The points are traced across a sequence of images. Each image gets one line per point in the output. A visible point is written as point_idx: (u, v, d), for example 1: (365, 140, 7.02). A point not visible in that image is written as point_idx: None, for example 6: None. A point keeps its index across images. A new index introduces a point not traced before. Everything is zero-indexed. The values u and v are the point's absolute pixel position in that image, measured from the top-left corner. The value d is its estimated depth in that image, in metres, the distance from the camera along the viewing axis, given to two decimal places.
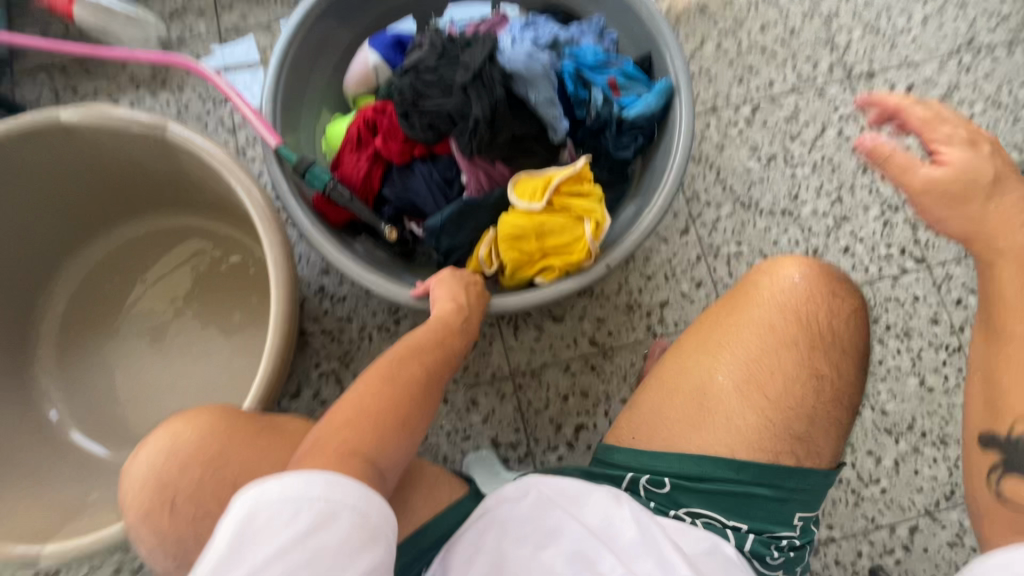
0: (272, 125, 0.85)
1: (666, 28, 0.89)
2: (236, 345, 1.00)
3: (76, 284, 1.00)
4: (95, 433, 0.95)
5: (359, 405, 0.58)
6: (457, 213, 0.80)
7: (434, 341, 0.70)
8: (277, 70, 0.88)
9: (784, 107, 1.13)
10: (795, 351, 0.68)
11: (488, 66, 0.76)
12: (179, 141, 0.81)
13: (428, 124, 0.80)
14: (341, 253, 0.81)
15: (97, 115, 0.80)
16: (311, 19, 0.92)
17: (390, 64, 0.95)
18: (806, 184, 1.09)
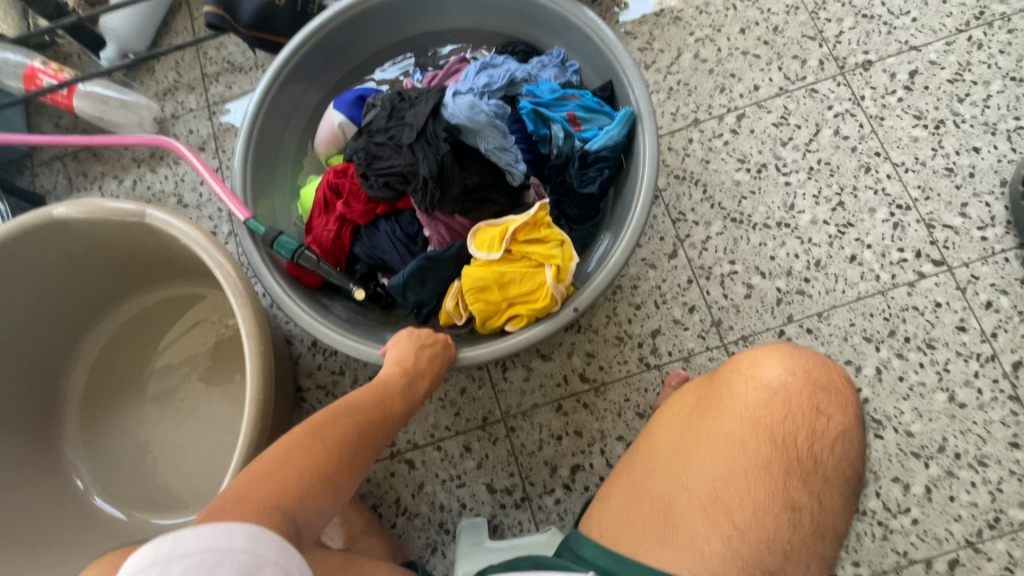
0: (244, 198, 0.88)
1: (623, 54, 0.87)
2: (238, 405, 1.04)
3: (94, 357, 1.08)
4: (114, 496, 1.01)
5: (285, 462, 0.57)
6: (418, 269, 0.80)
7: (374, 404, 0.69)
8: (246, 141, 0.90)
9: (772, 111, 1.07)
10: (769, 476, 0.65)
11: (432, 122, 0.76)
12: (158, 225, 0.86)
13: (384, 184, 0.80)
14: (313, 317, 0.83)
15: (89, 209, 0.86)
16: (278, 86, 0.94)
17: (355, 122, 0.96)
18: (802, 191, 1.02)
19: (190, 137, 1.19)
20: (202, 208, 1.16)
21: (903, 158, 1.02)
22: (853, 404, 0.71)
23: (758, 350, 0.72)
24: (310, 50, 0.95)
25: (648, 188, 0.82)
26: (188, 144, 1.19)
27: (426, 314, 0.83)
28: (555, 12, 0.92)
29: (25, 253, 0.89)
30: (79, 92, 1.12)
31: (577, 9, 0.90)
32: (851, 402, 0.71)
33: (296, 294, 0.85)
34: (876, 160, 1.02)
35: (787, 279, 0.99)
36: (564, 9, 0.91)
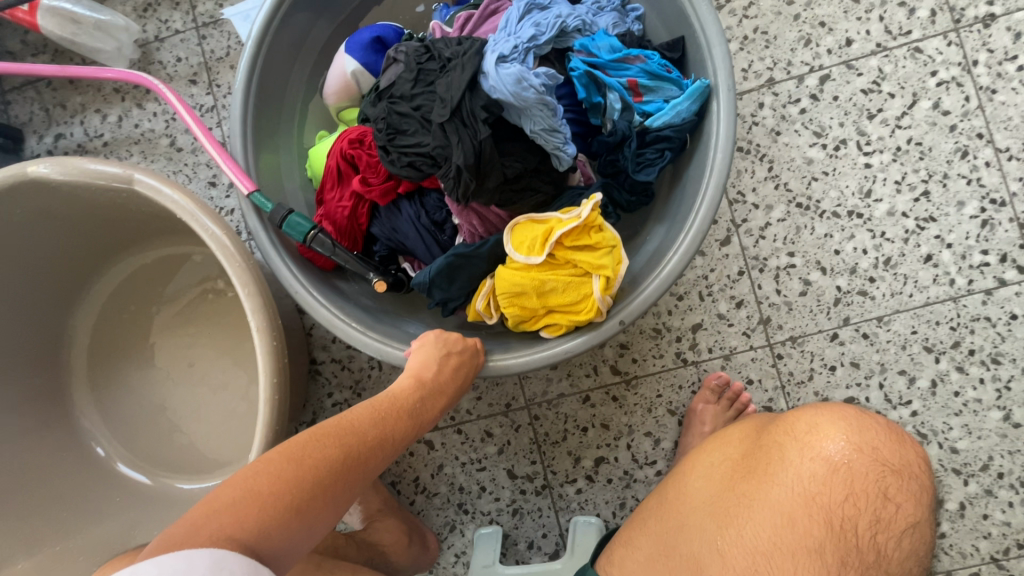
0: (246, 164, 0.77)
1: (704, 4, 0.69)
2: (251, 374, 1.00)
3: (97, 314, 1.02)
4: (137, 461, 1.00)
5: (252, 488, 0.50)
6: (446, 266, 0.71)
7: (374, 421, 0.61)
8: (245, 90, 0.76)
9: (863, 73, 0.90)
10: (821, 562, 0.61)
11: (469, 97, 0.63)
12: (148, 193, 0.76)
13: (409, 163, 0.68)
14: (329, 308, 0.75)
15: (74, 172, 0.76)
16: (279, 18, 0.78)
17: (371, 71, 0.81)
18: (883, 176, 0.89)
19: (177, 65, 1.03)
20: (198, 154, 1.03)
21: (1008, 143, 0.87)
22: (924, 494, 0.66)
23: (825, 414, 0.67)
24: None
25: (719, 176, 0.68)
26: (176, 74, 1.03)
27: (451, 308, 0.75)
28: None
29: (5, 213, 0.80)
30: (42, 7, 0.95)
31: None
32: (923, 490, 0.67)
33: (310, 281, 0.77)
34: (977, 143, 0.88)
35: (849, 277, 0.89)
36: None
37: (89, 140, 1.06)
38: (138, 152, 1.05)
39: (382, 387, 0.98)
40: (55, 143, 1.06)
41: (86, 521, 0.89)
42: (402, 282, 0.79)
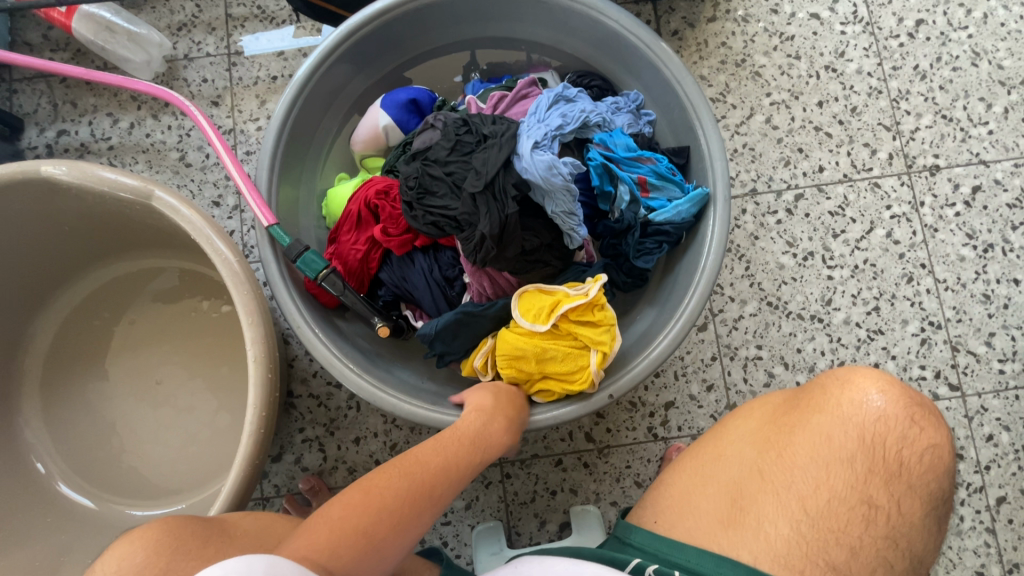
0: (267, 196, 0.79)
1: (711, 125, 0.80)
2: (222, 399, 0.97)
3: (65, 316, 0.97)
4: (79, 480, 0.94)
5: (327, 516, 0.56)
6: (454, 322, 0.75)
7: (436, 452, 0.65)
8: (278, 130, 0.80)
9: (831, 197, 1.03)
10: (851, 471, 0.64)
11: (502, 174, 0.71)
12: (165, 210, 0.75)
13: (432, 222, 0.74)
14: (330, 347, 0.75)
15: (88, 177, 0.74)
16: (322, 69, 0.83)
17: (402, 127, 0.87)
18: (842, 288, 1.00)
19: (202, 86, 1.06)
20: (206, 172, 1.04)
21: (945, 275, 1.00)
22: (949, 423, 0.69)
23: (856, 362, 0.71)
24: (366, 35, 0.85)
25: (710, 274, 0.76)
26: (199, 94, 1.05)
27: (447, 360, 0.79)
28: (642, 55, 0.84)
29: (2, 205, 0.78)
30: (80, 12, 0.99)
31: (667, 56, 0.81)
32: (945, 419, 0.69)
33: (315, 318, 0.78)
34: (920, 272, 1.01)
35: (808, 374, 0.98)
36: (655, 55, 0.82)
37: (94, 140, 1.05)
38: (144, 161, 1.04)
39: (357, 428, 0.97)
40: (57, 139, 1.04)
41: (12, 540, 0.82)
42: (402, 329, 0.81)
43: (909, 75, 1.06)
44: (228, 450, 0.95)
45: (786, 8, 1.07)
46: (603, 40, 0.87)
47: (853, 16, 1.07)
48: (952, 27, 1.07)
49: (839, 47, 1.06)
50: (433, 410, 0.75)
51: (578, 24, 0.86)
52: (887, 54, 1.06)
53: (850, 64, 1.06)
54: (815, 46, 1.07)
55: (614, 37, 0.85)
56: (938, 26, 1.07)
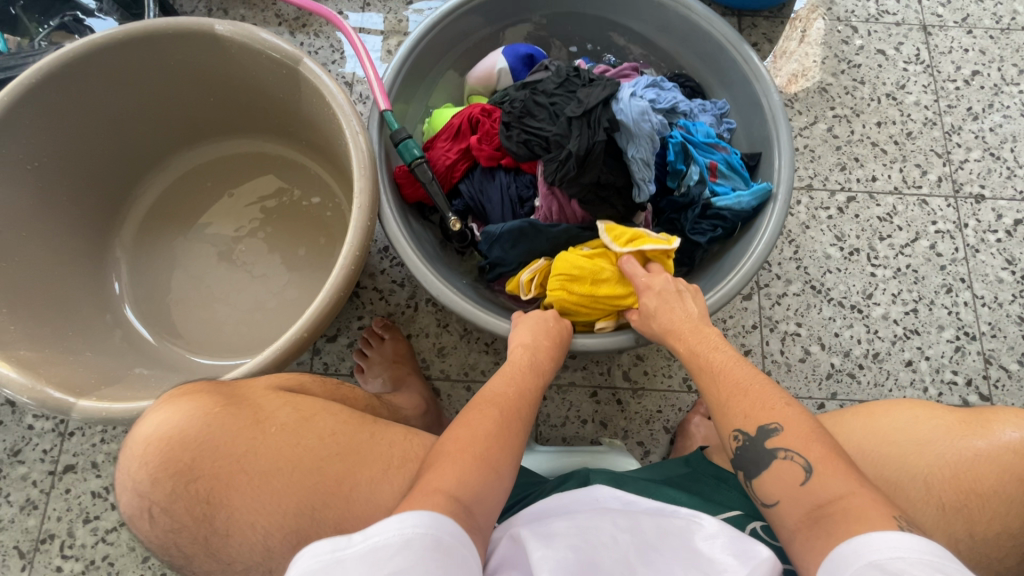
0: (387, 89, 0.89)
1: (786, 137, 0.89)
2: (294, 277, 1.05)
3: (174, 178, 1.07)
4: (146, 314, 1.01)
5: (442, 451, 0.58)
6: (517, 230, 0.83)
7: (508, 383, 0.68)
8: (410, 49, 0.91)
9: (881, 205, 1.11)
10: None
11: (601, 108, 0.83)
12: (308, 76, 0.86)
13: (524, 140, 0.85)
14: (399, 231, 0.84)
15: (251, 39, 0.86)
16: (455, 16, 0.95)
17: (515, 75, 0.99)
18: (883, 286, 1.06)
19: None
20: None
21: (983, 292, 1.06)
22: None
23: None
24: None
25: (758, 258, 0.82)
26: None
27: (498, 272, 0.87)
28: (737, 68, 0.95)
29: (166, 56, 0.89)
30: None
31: (759, 74, 0.92)
32: None
33: (395, 205, 0.86)
34: (958, 285, 1.06)
35: (843, 358, 1.02)
36: (750, 70, 0.93)
37: None
38: None
39: (411, 326, 1.03)
40: None
41: (87, 344, 0.88)
42: (466, 236, 0.89)
43: (962, 114, 1.16)
44: (289, 323, 1.01)
45: (856, 41, 1.21)
46: (701, 50, 0.99)
47: (915, 58, 1.20)
48: (1004, 82, 1.19)
49: (901, 80, 1.18)
50: (478, 308, 0.81)
51: (683, 29, 0.98)
52: (944, 93, 1.18)
53: (909, 96, 1.18)
54: (879, 76, 1.19)
55: (712, 44, 0.96)
56: (991, 78, 1.19)
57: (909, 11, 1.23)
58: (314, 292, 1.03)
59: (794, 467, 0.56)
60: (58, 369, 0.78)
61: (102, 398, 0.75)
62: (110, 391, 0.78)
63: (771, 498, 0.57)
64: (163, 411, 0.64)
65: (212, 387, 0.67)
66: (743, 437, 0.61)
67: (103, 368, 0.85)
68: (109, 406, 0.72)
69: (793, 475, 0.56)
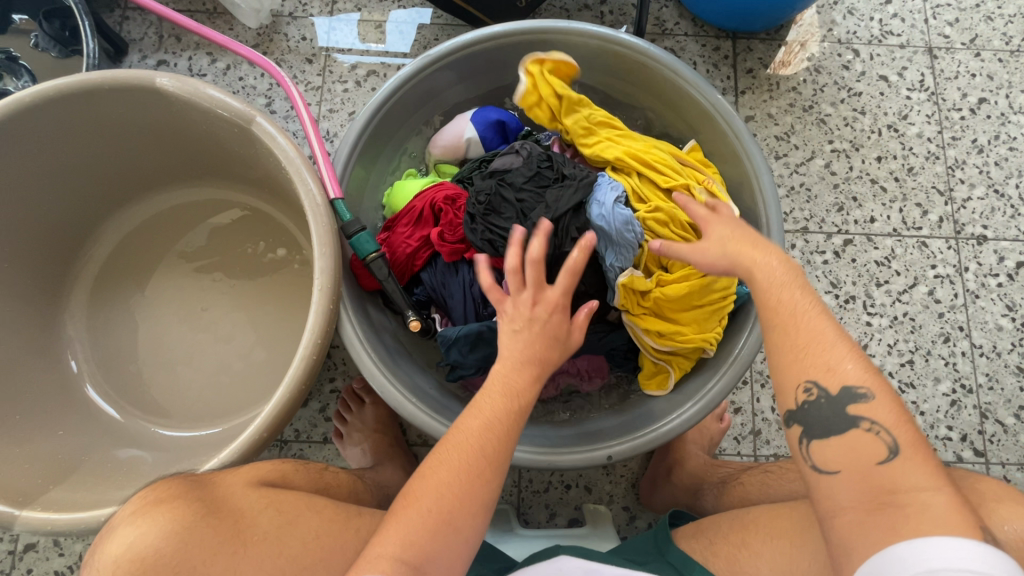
0: (341, 173, 0.82)
1: (776, 226, 0.82)
2: (261, 336, 0.99)
3: (129, 229, 0.99)
4: (105, 386, 0.94)
5: (417, 504, 0.54)
6: (475, 334, 0.78)
7: (497, 410, 0.59)
8: (367, 119, 0.83)
9: (879, 248, 1.05)
10: None
11: (571, 215, 0.78)
12: (262, 136, 0.79)
13: (488, 239, 0.79)
14: (357, 334, 0.77)
15: (196, 95, 0.78)
16: (427, 73, 0.87)
17: (484, 144, 0.90)
18: (879, 336, 1.02)
19: (299, 43, 1.12)
20: (288, 122, 1.08)
21: (982, 341, 1.02)
22: None
23: None
24: (476, 52, 0.88)
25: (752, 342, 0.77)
26: (296, 50, 1.11)
27: (458, 374, 0.81)
28: (728, 142, 0.88)
29: (106, 109, 0.81)
30: None
31: (749, 152, 0.85)
32: None
33: (350, 298, 0.79)
34: (957, 334, 1.02)
35: None
36: (739, 146, 0.86)
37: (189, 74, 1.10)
38: None
39: None
40: (156, 67, 1.10)
41: (37, 430, 0.83)
42: (430, 331, 0.83)
43: (967, 146, 1.10)
44: (257, 387, 0.96)
45: (858, 66, 1.13)
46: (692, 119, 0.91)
47: (919, 84, 1.13)
48: (1012, 110, 1.12)
49: (903, 110, 1.11)
50: (432, 416, 0.75)
51: (672, 96, 0.91)
52: (947, 124, 1.11)
53: (912, 127, 1.11)
54: (880, 106, 1.12)
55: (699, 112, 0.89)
56: (999, 106, 1.12)
57: (914, 32, 1.15)
58: (282, 353, 0.98)
59: (876, 442, 0.50)
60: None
61: (48, 505, 0.70)
62: (60, 490, 0.74)
63: (831, 468, 0.50)
64: (135, 525, 0.57)
65: (187, 491, 0.62)
66: (818, 395, 0.52)
67: (54, 459, 0.80)
68: (55, 519, 0.67)
69: (872, 453, 0.49)
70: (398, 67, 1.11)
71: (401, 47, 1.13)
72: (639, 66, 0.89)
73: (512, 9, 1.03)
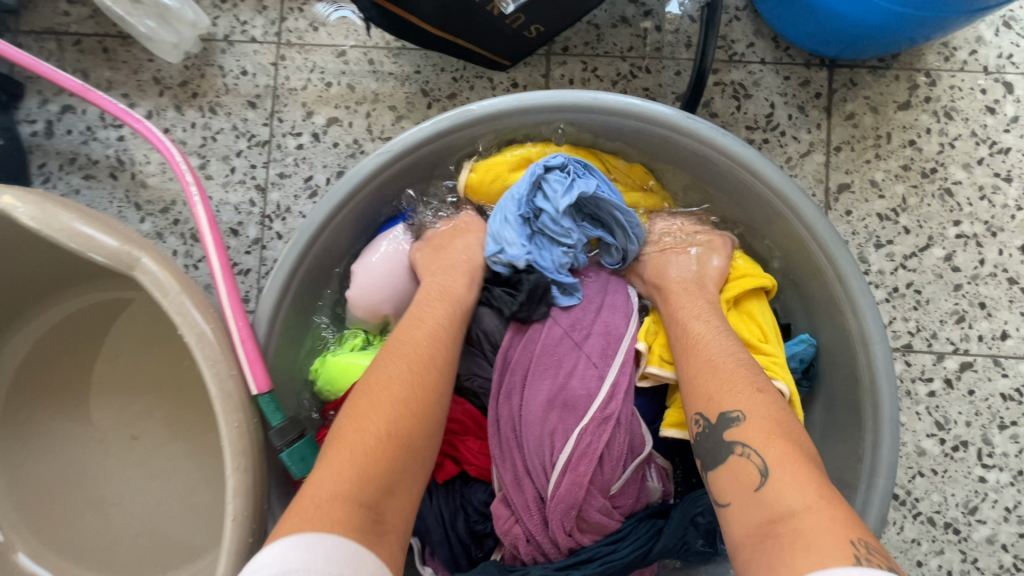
0: (265, 334, 0.59)
1: (890, 430, 0.56)
2: (203, 473, 0.81)
3: (52, 326, 0.83)
4: (34, 549, 0.78)
5: (362, 441, 0.49)
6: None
7: (432, 340, 0.57)
8: (308, 241, 0.61)
9: (1010, 375, 0.78)
10: None
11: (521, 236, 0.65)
12: (150, 288, 0.56)
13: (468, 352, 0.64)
14: None
15: (56, 229, 0.55)
16: (388, 170, 0.64)
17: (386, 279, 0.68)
18: (995, 496, 0.77)
19: (239, 79, 0.85)
20: (226, 191, 0.83)
21: None
22: None
23: None
24: (457, 137, 0.64)
25: None
26: (235, 89, 0.85)
27: None
28: (824, 282, 0.61)
29: None
30: None
31: (859, 307, 0.58)
32: None
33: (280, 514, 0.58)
34: None
35: None
36: (841, 292, 0.59)
37: (101, 125, 0.85)
38: (157, 162, 0.84)
39: None
40: (59, 115, 0.85)
41: None
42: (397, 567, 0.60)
43: None
44: (198, 540, 0.79)
45: (1007, 108, 0.80)
46: (775, 236, 0.66)
47: None
48: None
49: None
50: None
51: (744, 201, 0.65)
52: None
53: None
54: None
55: (785, 226, 0.63)
56: None
57: None
58: None
59: (749, 466, 0.47)
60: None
61: None
62: None
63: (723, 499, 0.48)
64: None
65: None
66: (705, 425, 0.52)
67: None
68: None
69: (748, 477, 0.47)
70: (367, 112, 0.84)
71: (371, 82, 0.84)
72: (690, 155, 0.64)
73: (517, 42, 0.73)
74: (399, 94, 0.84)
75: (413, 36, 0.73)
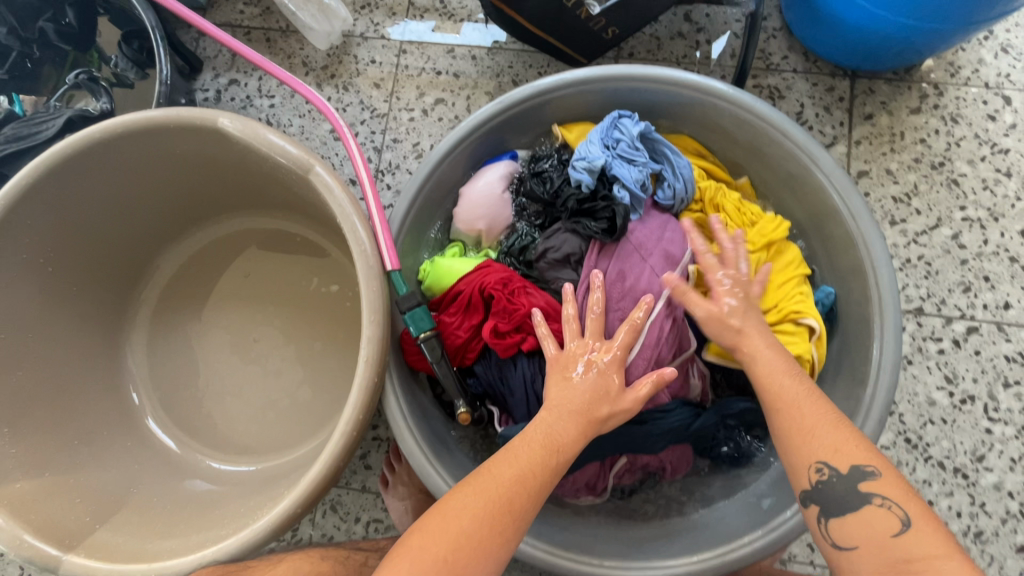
0: (396, 233, 0.76)
1: (892, 338, 0.69)
2: (308, 373, 0.97)
3: (197, 249, 1.01)
4: (168, 422, 0.95)
5: (423, 551, 0.50)
6: None
7: (516, 478, 0.55)
8: (431, 169, 0.77)
9: (1012, 341, 0.89)
10: None
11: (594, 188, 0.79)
12: (319, 188, 0.74)
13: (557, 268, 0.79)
14: (404, 421, 0.71)
15: (257, 139, 0.75)
16: (496, 120, 0.79)
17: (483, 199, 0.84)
18: (1000, 447, 0.86)
19: (368, 66, 1.07)
20: None
21: None
22: None
23: None
24: (551, 99, 0.80)
25: None
26: (364, 74, 1.07)
27: None
28: (841, 224, 0.75)
29: (170, 143, 0.80)
30: None
31: (870, 241, 0.72)
32: None
33: (396, 367, 0.75)
34: None
35: None
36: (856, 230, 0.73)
37: (258, 95, 1.08)
38: (297, 125, 1.06)
39: None
40: (227, 86, 1.08)
41: (94, 459, 0.85)
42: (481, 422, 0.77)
43: None
44: (299, 427, 0.94)
45: (1006, 117, 0.95)
46: (802, 193, 0.80)
47: None
48: None
49: None
50: None
51: (777, 162, 0.80)
52: None
53: None
54: None
55: (808, 180, 0.77)
56: None
57: None
58: (328, 394, 0.95)
59: (890, 516, 0.50)
60: (42, 508, 0.76)
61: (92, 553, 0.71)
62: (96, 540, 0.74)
63: (849, 543, 0.51)
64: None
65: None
66: (829, 473, 0.53)
67: (105, 488, 0.83)
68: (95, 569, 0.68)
69: (886, 525, 0.50)
70: (467, 96, 1.04)
71: (473, 73, 1.05)
72: (736, 123, 0.79)
73: (597, 41, 0.93)
74: (493, 83, 1.05)
75: (516, 32, 0.94)
